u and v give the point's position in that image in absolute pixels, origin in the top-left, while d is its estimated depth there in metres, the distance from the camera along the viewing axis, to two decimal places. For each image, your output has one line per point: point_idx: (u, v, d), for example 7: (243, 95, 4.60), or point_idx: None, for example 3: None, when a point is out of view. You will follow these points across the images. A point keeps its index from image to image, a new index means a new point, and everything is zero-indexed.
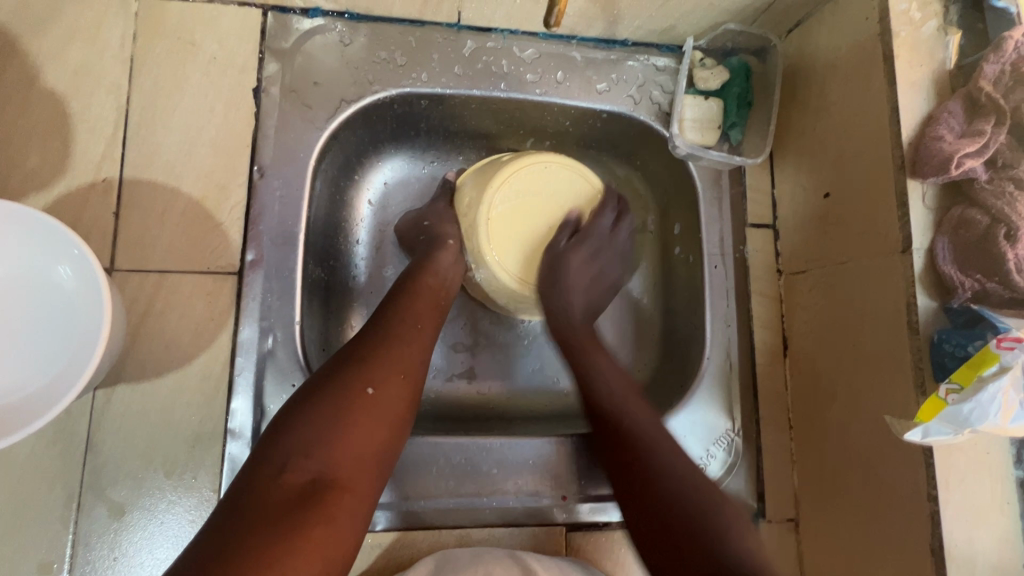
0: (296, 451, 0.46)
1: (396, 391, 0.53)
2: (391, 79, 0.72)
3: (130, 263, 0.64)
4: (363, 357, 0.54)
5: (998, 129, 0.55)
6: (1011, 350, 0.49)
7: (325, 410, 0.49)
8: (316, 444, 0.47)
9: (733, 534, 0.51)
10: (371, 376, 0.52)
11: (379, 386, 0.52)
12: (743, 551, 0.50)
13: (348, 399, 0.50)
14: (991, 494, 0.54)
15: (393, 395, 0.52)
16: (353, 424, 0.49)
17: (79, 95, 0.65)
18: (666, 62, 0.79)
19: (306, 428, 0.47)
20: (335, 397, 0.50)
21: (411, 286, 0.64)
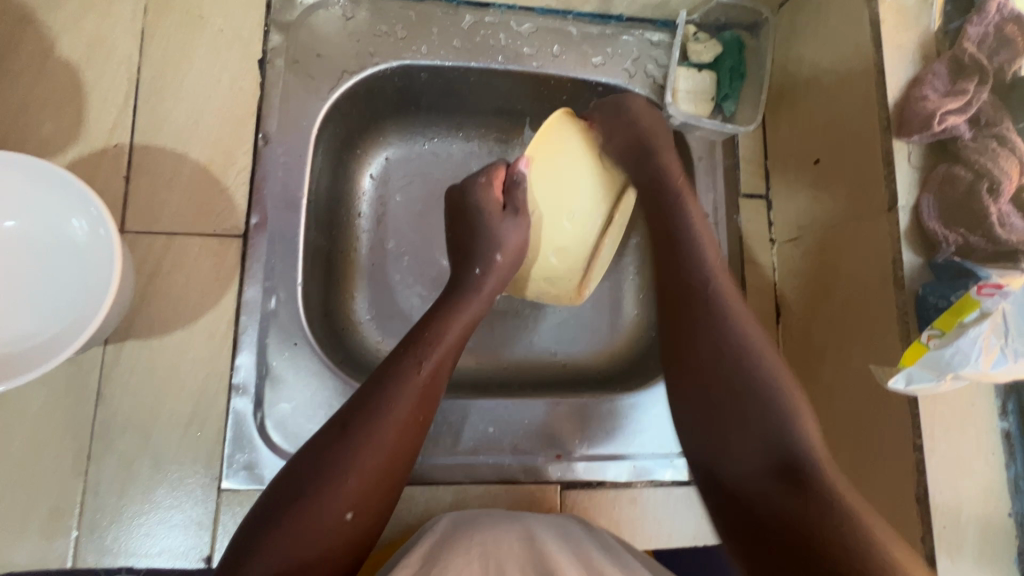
0: (265, 548, 0.45)
1: (378, 476, 0.50)
2: (392, 51, 0.74)
3: (139, 225, 0.66)
4: (362, 437, 0.51)
5: (980, 88, 0.57)
6: (992, 296, 0.50)
7: (315, 510, 0.47)
8: (287, 542, 0.45)
9: (792, 422, 0.54)
10: (353, 465, 0.49)
11: (374, 477, 0.50)
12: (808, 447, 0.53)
13: (325, 490, 0.48)
14: (976, 444, 0.55)
15: (373, 484, 0.50)
16: (326, 519, 0.47)
17: (92, 65, 0.68)
18: (660, 37, 0.80)
19: (297, 528, 0.46)
20: (327, 491, 0.48)
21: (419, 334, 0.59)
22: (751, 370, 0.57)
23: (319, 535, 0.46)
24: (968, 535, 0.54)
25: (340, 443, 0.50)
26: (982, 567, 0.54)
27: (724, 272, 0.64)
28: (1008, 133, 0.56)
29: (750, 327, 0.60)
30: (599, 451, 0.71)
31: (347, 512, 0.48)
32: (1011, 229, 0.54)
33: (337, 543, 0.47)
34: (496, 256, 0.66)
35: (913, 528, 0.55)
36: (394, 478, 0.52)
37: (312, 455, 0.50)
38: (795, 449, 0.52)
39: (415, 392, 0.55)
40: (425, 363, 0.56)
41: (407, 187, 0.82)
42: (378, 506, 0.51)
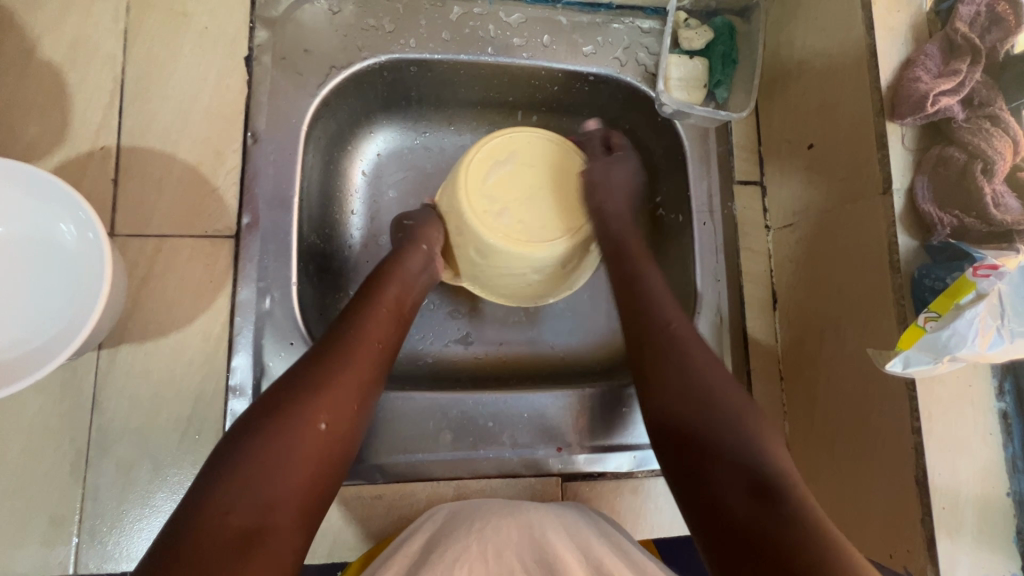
0: (239, 468, 0.45)
1: (347, 392, 0.52)
2: (379, 45, 0.73)
3: (129, 228, 0.65)
4: (326, 361, 0.53)
5: (973, 68, 0.57)
6: (987, 277, 0.50)
7: (289, 423, 0.48)
8: (260, 460, 0.46)
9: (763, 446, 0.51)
10: (319, 381, 0.51)
11: (344, 390, 0.52)
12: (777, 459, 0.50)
13: (293, 408, 0.49)
14: (974, 425, 0.55)
15: (342, 403, 0.51)
16: (295, 433, 0.48)
17: (75, 66, 0.67)
18: (651, 24, 0.79)
19: (272, 439, 0.47)
20: (298, 404, 0.49)
21: (382, 276, 0.63)
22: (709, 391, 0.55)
23: (294, 445, 0.47)
24: (966, 515, 0.54)
25: (307, 369, 0.52)
26: (983, 548, 0.54)
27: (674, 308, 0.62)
28: (1001, 113, 0.56)
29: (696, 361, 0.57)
30: (599, 443, 0.70)
31: (319, 422, 0.49)
32: (1006, 209, 0.54)
33: (316, 451, 0.48)
34: (424, 244, 0.66)
35: (912, 511, 0.55)
36: (362, 395, 0.54)
37: (278, 384, 0.52)
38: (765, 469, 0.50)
39: (374, 324, 0.58)
40: (384, 303, 0.60)
41: (400, 183, 0.82)
42: (353, 421, 0.52)
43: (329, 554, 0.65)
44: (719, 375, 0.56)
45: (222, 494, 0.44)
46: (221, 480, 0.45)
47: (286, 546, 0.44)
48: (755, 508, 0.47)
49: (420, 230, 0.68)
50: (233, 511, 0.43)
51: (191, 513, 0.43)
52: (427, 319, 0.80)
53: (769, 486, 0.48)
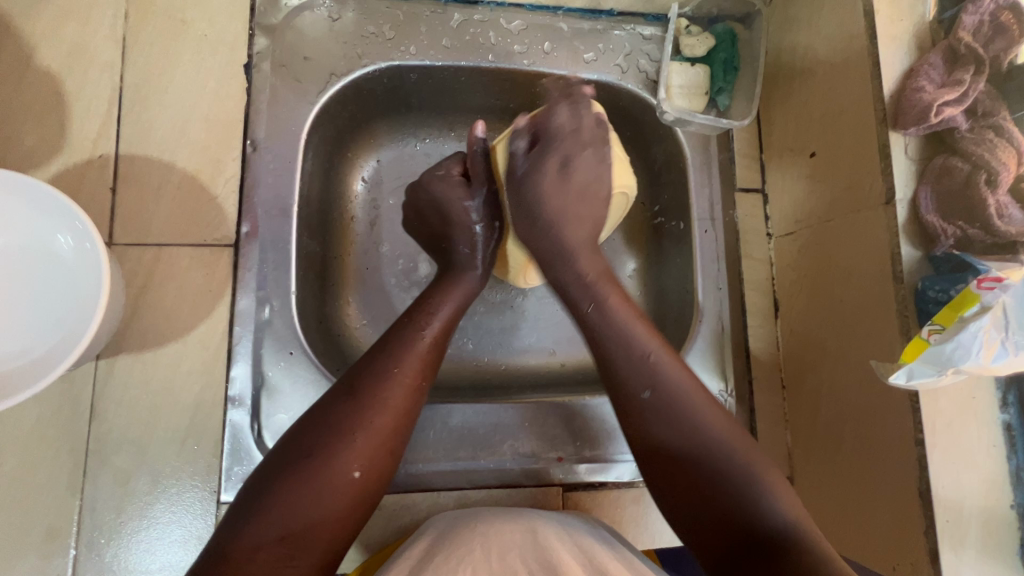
0: (269, 510, 0.44)
1: (381, 442, 0.50)
2: (379, 52, 0.72)
3: (127, 237, 0.65)
4: (366, 400, 0.51)
5: (976, 78, 0.57)
6: (991, 290, 0.49)
7: (322, 466, 0.47)
8: (290, 503, 0.45)
9: (767, 495, 0.49)
10: (356, 425, 0.50)
11: (379, 434, 0.50)
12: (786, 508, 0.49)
13: (328, 453, 0.48)
14: (978, 437, 0.55)
15: (376, 451, 0.50)
16: (327, 481, 0.46)
17: (72, 74, 0.67)
18: (652, 31, 0.79)
19: (305, 482, 0.46)
20: (336, 446, 0.48)
21: (420, 311, 0.61)
22: (710, 451, 0.52)
23: (327, 489, 0.46)
24: (971, 529, 0.54)
25: (345, 406, 0.51)
26: (988, 560, 0.54)
27: (646, 330, 0.59)
28: (1005, 124, 0.55)
29: (696, 395, 0.55)
30: (601, 453, 0.70)
31: (354, 469, 0.48)
32: (1010, 220, 0.54)
33: (347, 497, 0.47)
34: (471, 270, 0.67)
35: (916, 524, 0.55)
36: (397, 439, 0.52)
37: (314, 420, 0.50)
38: (765, 525, 0.48)
39: (415, 360, 0.56)
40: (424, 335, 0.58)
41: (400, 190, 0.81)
42: (384, 466, 0.51)
43: None
44: (729, 426, 0.54)
45: (251, 531, 0.43)
46: (255, 516, 0.44)
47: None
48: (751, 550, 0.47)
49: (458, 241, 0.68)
50: (259, 552, 0.42)
51: (221, 551, 0.42)
52: None
53: (774, 539, 0.46)
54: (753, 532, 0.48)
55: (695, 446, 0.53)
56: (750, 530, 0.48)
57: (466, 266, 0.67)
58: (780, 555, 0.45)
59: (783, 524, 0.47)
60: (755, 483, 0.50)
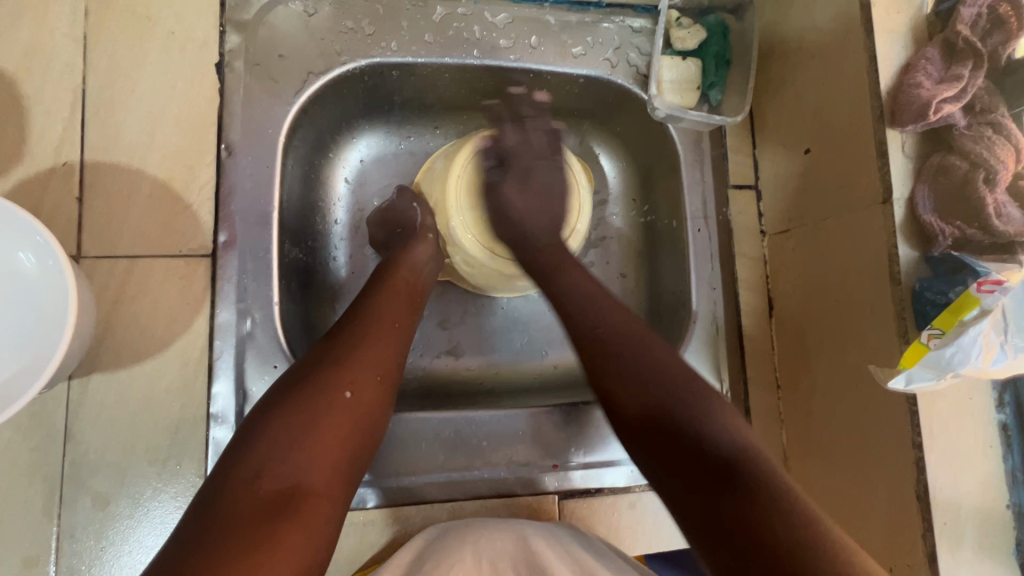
0: (269, 439, 0.46)
1: (366, 370, 0.53)
2: (358, 48, 0.69)
3: (97, 249, 0.62)
4: (352, 337, 0.55)
5: (975, 73, 0.55)
6: (991, 293, 0.49)
7: (317, 393, 0.50)
8: (290, 428, 0.47)
9: (718, 425, 0.48)
10: (339, 358, 0.53)
11: (367, 364, 0.54)
12: (732, 432, 0.48)
13: (321, 384, 0.51)
14: (975, 438, 0.55)
15: (364, 377, 0.53)
16: (321, 403, 0.49)
17: (30, 76, 0.63)
18: (642, 23, 0.77)
19: (302, 407, 0.49)
20: (324, 376, 0.51)
21: (389, 264, 0.65)
22: (650, 372, 0.53)
23: (324, 413, 0.49)
24: (967, 529, 0.54)
25: (329, 347, 0.54)
26: (983, 561, 0.53)
27: (611, 304, 0.59)
28: (1003, 120, 0.54)
29: (648, 346, 0.55)
30: (596, 458, 0.69)
31: (345, 392, 0.51)
32: (1008, 220, 0.53)
33: (344, 418, 0.50)
34: (429, 232, 0.69)
35: (914, 526, 0.54)
36: (385, 367, 0.55)
37: (304, 362, 0.54)
38: (713, 446, 0.46)
39: (384, 302, 0.61)
40: (397, 283, 0.63)
41: (384, 190, 0.79)
42: (376, 390, 0.53)
43: None
44: (685, 365, 0.54)
45: (256, 460, 0.45)
46: (258, 442, 0.46)
47: (318, 513, 0.45)
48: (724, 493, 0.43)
49: (412, 219, 0.70)
50: (267, 473, 0.45)
51: (228, 484, 0.44)
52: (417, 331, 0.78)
53: (727, 463, 0.45)
54: (708, 457, 0.46)
55: (667, 377, 0.52)
56: (693, 433, 0.48)
57: (418, 228, 0.69)
58: (734, 476, 0.44)
59: (733, 449, 0.46)
60: (697, 403, 0.50)
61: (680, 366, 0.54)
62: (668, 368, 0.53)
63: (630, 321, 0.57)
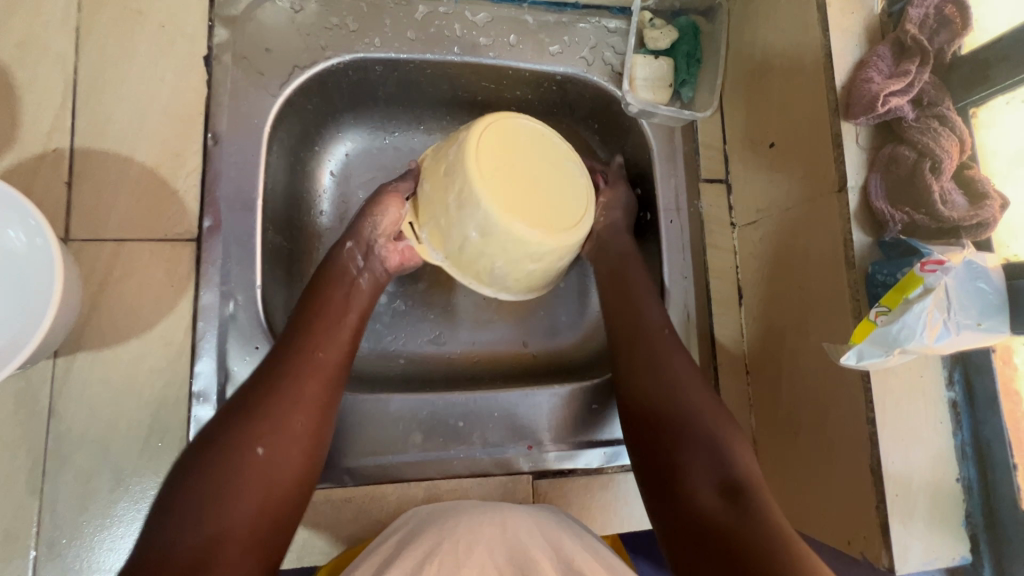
0: (179, 512, 0.46)
1: (275, 412, 0.53)
2: (343, 44, 0.72)
3: (85, 233, 0.64)
4: (264, 382, 0.55)
5: (922, 69, 0.58)
6: (933, 273, 0.51)
7: (226, 454, 0.49)
8: (205, 502, 0.47)
9: (724, 447, 0.57)
10: (248, 409, 0.53)
11: (278, 408, 0.53)
12: (739, 462, 0.56)
13: (231, 444, 0.50)
14: (925, 415, 0.57)
15: (275, 420, 0.52)
16: (232, 466, 0.49)
17: (24, 66, 0.65)
18: (617, 24, 0.80)
19: (215, 471, 0.48)
20: (233, 434, 0.51)
21: (314, 289, 0.64)
22: (695, 420, 0.59)
23: (301, 393, 0.55)
24: (918, 501, 0.56)
25: (239, 401, 0.54)
26: (934, 531, 0.56)
27: (682, 359, 0.64)
28: (948, 113, 0.57)
29: (701, 412, 0.59)
30: (569, 440, 0.71)
31: (257, 448, 0.50)
32: (953, 206, 0.56)
33: (259, 474, 0.49)
34: (347, 242, 0.67)
35: (868, 498, 0.57)
36: (302, 409, 0.55)
37: (210, 426, 0.52)
38: (736, 475, 0.55)
39: (303, 336, 0.59)
40: (354, 271, 0.66)
41: (369, 182, 0.82)
42: (292, 430, 0.53)
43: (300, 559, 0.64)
44: (714, 412, 0.60)
45: (243, 433, 0.51)
46: (166, 519, 0.46)
47: (293, 479, 0.52)
48: (721, 505, 0.53)
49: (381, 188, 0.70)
50: (183, 542, 0.44)
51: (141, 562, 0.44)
52: (399, 319, 0.80)
53: (728, 487, 0.54)
54: (711, 480, 0.55)
55: (698, 415, 0.59)
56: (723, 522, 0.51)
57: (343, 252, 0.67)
58: (736, 499, 0.53)
59: (741, 472, 0.55)
60: (695, 427, 0.58)
61: (719, 412, 0.60)
62: (700, 419, 0.59)
63: (692, 369, 0.63)
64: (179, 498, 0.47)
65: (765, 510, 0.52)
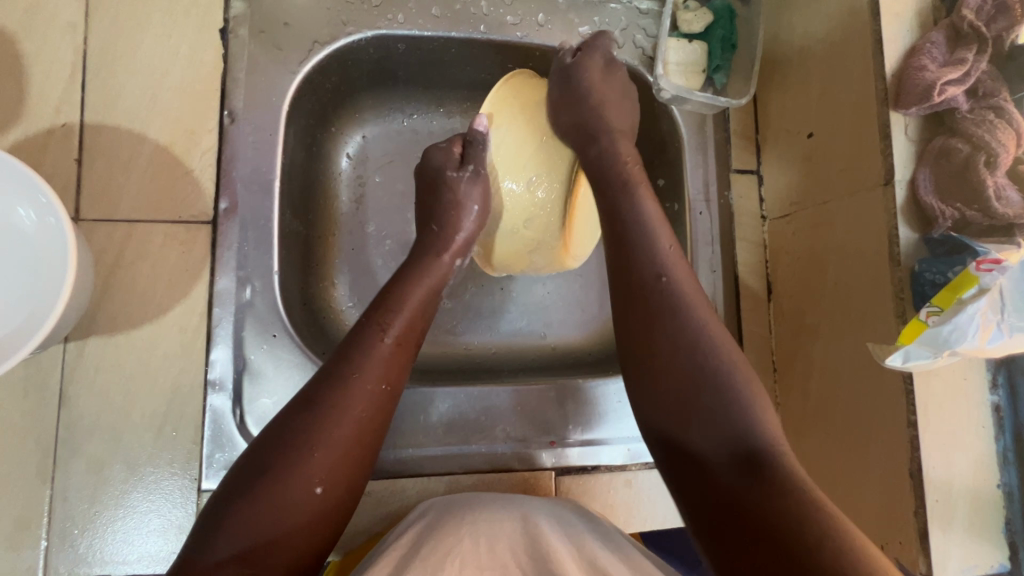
0: (221, 550, 0.41)
1: (343, 446, 0.47)
2: (365, 19, 0.69)
3: (96, 213, 0.61)
4: (334, 404, 0.48)
5: (980, 56, 0.55)
6: (989, 272, 0.49)
7: (284, 489, 0.44)
8: (248, 540, 0.42)
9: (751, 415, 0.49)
10: (315, 437, 0.46)
11: (345, 444, 0.47)
12: (764, 426, 0.48)
13: (292, 479, 0.44)
14: (967, 418, 0.55)
15: (339, 457, 0.47)
16: (285, 503, 0.43)
17: (32, 35, 0.62)
18: (649, 5, 0.77)
19: (270, 505, 0.43)
20: (294, 464, 0.45)
21: (395, 296, 0.57)
22: (705, 358, 0.51)
23: (364, 424, 0.49)
24: (957, 508, 0.54)
25: (306, 418, 0.47)
26: (973, 538, 0.54)
27: (674, 253, 0.57)
28: (1005, 105, 0.55)
29: (727, 340, 0.53)
30: (593, 436, 0.69)
31: (317, 487, 0.45)
32: (1008, 202, 0.53)
33: (313, 514, 0.45)
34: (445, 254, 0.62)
35: (906, 502, 0.55)
36: (367, 444, 0.49)
37: (268, 440, 0.47)
38: (752, 440, 0.47)
39: (384, 358, 0.52)
40: (433, 282, 0.60)
41: (386, 166, 0.78)
42: (354, 470, 0.48)
43: None
44: (726, 337, 0.53)
45: (302, 464, 0.45)
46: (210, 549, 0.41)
47: (341, 515, 0.47)
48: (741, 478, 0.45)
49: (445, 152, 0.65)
50: None
51: None
52: None
53: (756, 456, 0.46)
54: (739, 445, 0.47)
55: (713, 360, 0.51)
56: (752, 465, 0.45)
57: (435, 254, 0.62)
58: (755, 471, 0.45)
59: (762, 442, 0.47)
60: (741, 390, 0.50)
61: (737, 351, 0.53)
62: (726, 359, 0.51)
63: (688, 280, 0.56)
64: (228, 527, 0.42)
65: (789, 471, 0.44)
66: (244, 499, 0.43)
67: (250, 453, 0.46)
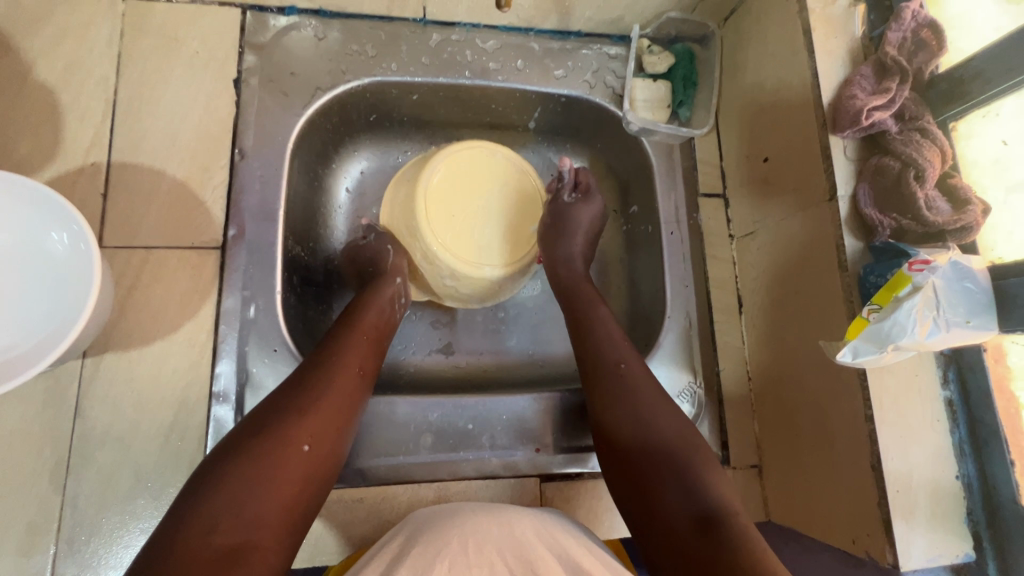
0: (221, 500, 0.47)
1: (325, 420, 0.56)
2: (362, 68, 0.77)
3: (117, 240, 0.67)
4: (316, 383, 0.58)
5: (902, 86, 0.62)
6: (921, 271, 0.54)
7: (276, 446, 0.51)
8: (246, 489, 0.48)
9: (703, 481, 0.56)
10: (302, 407, 0.55)
11: (327, 416, 0.56)
12: (713, 491, 0.55)
13: (284, 441, 0.52)
14: (922, 412, 0.59)
15: (322, 428, 0.55)
16: (278, 460, 0.51)
17: (69, 88, 0.70)
18: (617, 50, 0.85)
19: (266, 459, 0.50)
20: (284, 427, 0.53)
21: (362, 306, 0.68)
22: (649, 426, 0.61)
23: (341, 400, 0.58)
24: (919, 500, 0.57)
25: (293, 395, 0.56)
26: (936, 529, 0.57)
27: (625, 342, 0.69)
28: (929, 126, 0.61)
29: (668, 413, 0.62)
30: (576, 444, 0.73)
31: (305, 445, 0.53)
32: (938, 211, 0.59)
33: (301, 471, 0.52)
34: (397, 278, 0.73)
35: (870, 495, 0.58)
36: (343, 421, 0.58)
37: (259, 414, 0.55)
38: (708, 502, 0.54)
39: (358, 352, 0.63)
40: (387, 300, 0.70)
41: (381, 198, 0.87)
42: (334, 443, 0.56)
43: (311, 558, 0.65)
44: (676, 419, 0.62)
45: (294, 427, 0.53)
46: (209, 497, 0.47)
47: (321, 483, 0.54)
48: (700, 534, 0.52)
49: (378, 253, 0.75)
50: (220, 529, 0.45)
51: (172, 536, 0.44)
52: (411, 329, 0.83)
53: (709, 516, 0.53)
54: (694, 505, 0.54)
55: (654, 435, 0.60)
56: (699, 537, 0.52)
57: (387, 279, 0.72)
58: (714, 530, 0.51)
59: (717, 504, 0.54)
60: (690, 458, 0.58)
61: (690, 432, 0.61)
62: (665, 428, 0.60)
63: (640, 369, 0.66)
64: (227, 479, 0.48)
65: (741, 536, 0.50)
66: (240, 455, 0.50)
67: (240, 427, 0.53)
